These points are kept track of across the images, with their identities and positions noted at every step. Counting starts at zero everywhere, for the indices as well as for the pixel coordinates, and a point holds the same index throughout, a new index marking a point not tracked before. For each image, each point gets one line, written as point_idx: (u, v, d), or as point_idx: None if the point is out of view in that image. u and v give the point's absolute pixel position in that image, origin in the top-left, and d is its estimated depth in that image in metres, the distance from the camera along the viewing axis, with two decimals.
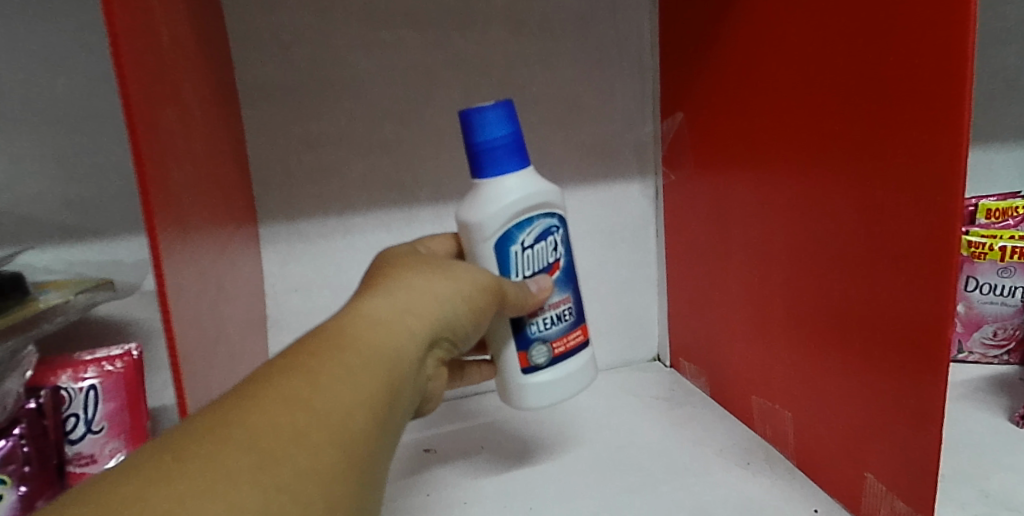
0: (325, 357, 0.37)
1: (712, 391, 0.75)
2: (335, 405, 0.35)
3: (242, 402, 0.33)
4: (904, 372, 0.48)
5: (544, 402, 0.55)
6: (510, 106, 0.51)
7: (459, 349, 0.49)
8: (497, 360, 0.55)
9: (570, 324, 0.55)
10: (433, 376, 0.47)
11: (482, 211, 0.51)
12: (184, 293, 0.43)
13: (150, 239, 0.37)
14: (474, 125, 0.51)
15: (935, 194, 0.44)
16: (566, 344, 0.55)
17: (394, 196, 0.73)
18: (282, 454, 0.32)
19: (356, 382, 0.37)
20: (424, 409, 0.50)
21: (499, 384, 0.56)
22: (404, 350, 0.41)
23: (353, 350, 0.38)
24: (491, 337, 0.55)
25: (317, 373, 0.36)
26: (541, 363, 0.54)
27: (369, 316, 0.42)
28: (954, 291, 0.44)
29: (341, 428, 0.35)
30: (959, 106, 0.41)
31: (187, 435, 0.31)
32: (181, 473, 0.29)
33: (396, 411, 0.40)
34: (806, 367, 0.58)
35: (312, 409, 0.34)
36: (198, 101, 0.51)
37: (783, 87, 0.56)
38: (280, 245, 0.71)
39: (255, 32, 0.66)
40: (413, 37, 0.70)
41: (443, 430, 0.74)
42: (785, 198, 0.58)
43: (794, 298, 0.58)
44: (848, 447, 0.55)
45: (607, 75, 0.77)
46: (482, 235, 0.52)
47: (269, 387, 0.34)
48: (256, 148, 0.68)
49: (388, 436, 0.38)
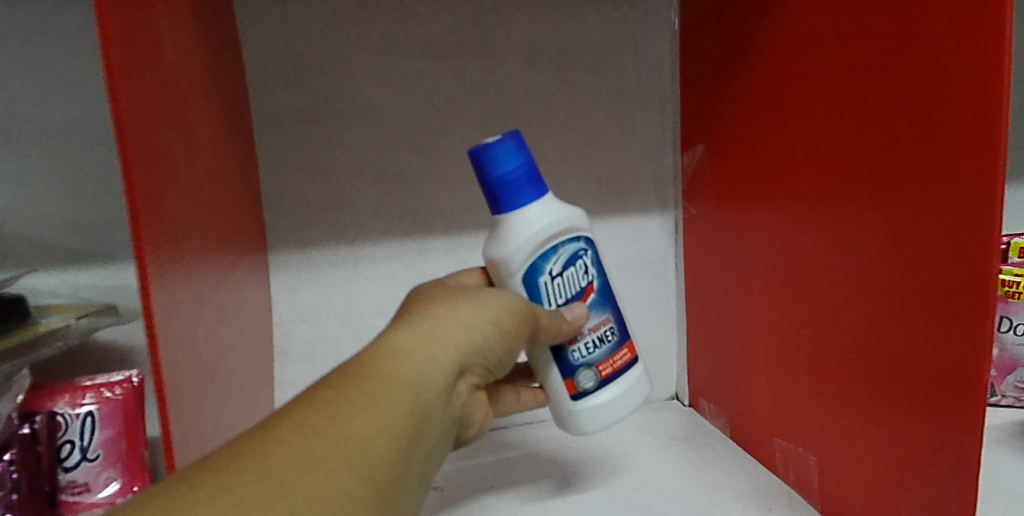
0: (345, 389, 0.36)
1: (732, 432, 0.72)
2: (354, 436, 0.34)
3: (256, 435, 0.33)
4: (936, 419, 0.45)
5: (602, 425, 0.53)
6: (518, 136, 0.50)
7: (492, 375, 0.47)
8: (545, 388, 0.54)
9: (614, 344, 0.53)
10: (467, 401, 0.45)
11: (506, 246, 0.50)
12: (180, 322, 0.41)
13: (139, 260, 0.36)
14: (485, 163, 0.49)
15: (969, 236, 0.41)
16: (613, 365, 0.53)
17: (407, 225, 0.72)
18: (294, 480, 0.31)
19: (375, 410, 0.36)
20: (464, 435, 0.49)
21: (553, 411, 0.55)
22: (430, 378, 0.40)
23: (372, 381, 0.37)
24: (534, 363, 0.54)
25: (337, 402, 0.35)
26: (590, 388, 0.52)
27: (391, 346, 0.40)
28: (989, 339, 0.41)
29: (360, 454, 0.34)
30: (996, 145, 0.39)
31: (207, 464, 0.31)
32: (196, 497, 0.29)
33: (421, 439, 0.38)
34: (831, 410, 0.55)
35: (325, 438, 0.33)
36: (207, 126, 0.51)
37: (810, 112, 0.54)
38: (290, 272, 0.70)
39: (272, 60, 0.66)
40: (430, 67, 0.70)
41: (454, 467, 0.71)
42: (808, 234, 0.55)
43: (820, 335, 0.56)
44: (873, 495, 0.52)
45: (627, 106, 0.76)
46: (509, 270, 0.50)
47: (288, 418, 0.34)
48: (270, 175, 0.68)
49: (410, 463, 0.37)
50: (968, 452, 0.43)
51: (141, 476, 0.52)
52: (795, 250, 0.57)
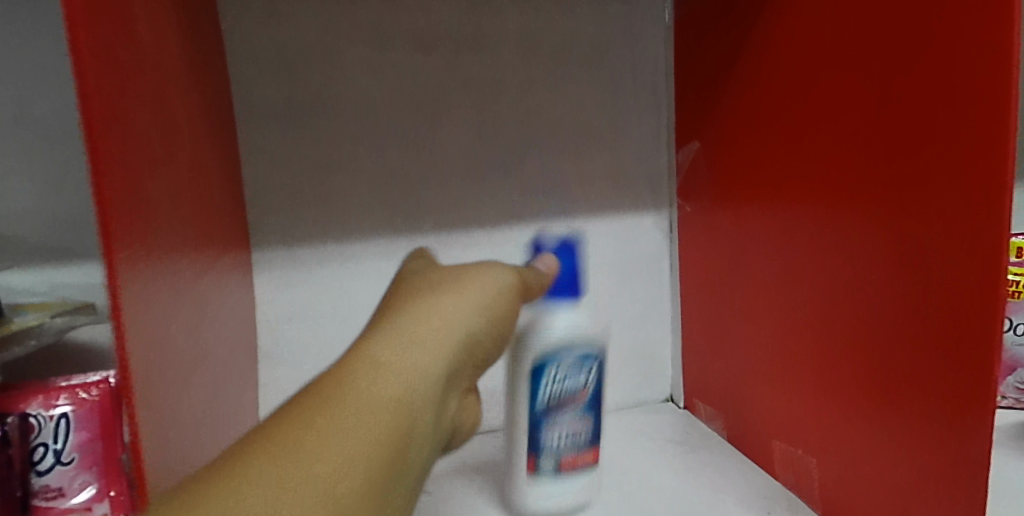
0: (345, 381, 0.39)
1: (730, 435, 0.70)
2: (343, 450, 0.36)
3: (259, 447, 0.35)
4: (944, 420, 0.44)
5: None
6: None
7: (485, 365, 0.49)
8: None
9: None
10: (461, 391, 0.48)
11: None
12: (155, 318, 0.39)
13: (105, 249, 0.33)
14: None
15: (978, 230, 0.40)
16: None
17: (397, 223, 0.70)
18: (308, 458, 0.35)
19: (377, 397, 0.38)
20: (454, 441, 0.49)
21: None
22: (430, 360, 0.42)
23: (370, 370, 0.40)
24: None
25: (341, 391, 0.38)
26: None
27: (389, 330, 0.42)
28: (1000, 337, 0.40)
29: (362, 439, 0.37)
30: (1007, 133, 0.38)
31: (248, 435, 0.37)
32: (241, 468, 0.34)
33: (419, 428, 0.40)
34: (834, 413, 0.54)
35: (330, 424, 0.36)
36: (187, 117, 0.49)
37: (811, 107, 0.53)
38: (275, 271, 0.68)
39: (258, 52, 0.64)
40: (421, 60, 0.68)
41: (444, 470, 0.69)
42: (811, 234, 0.54)
43: (823, 337, 0.54)
44: (878, 499, 0.50)
45: (621, 102, 0.75)
46: None
47: (298, 405, 0.38)
48: (256, 170, 0.66)
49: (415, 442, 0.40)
50: (980, 454, 0.42)
51: (119, 481, 0.49)
52: (796, 252, 0.56)
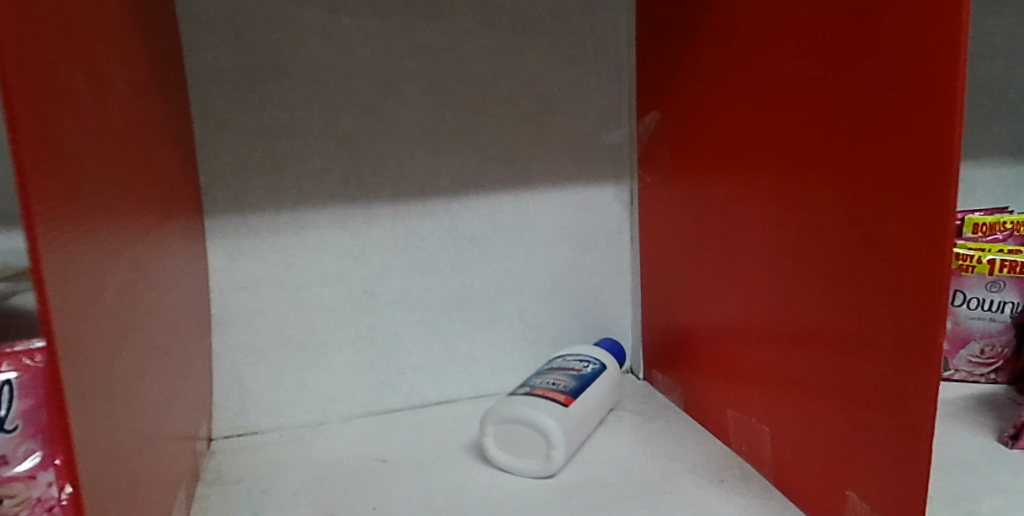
0: None
1: (686, 405, 0.71)
2: None
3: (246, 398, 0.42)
4: (893, 386, 0.44)
5: None
6: None
7: None
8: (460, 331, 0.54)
9: None
10: None
11: None
12: (94, 280, 0.38)
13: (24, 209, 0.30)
14: None
15: (925, 200, 0.40)
16: None
17: (354, 192, 0.69)
18: None
19: None
20: None
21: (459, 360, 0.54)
22: None
23: None
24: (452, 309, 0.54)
25: None
26: None
27: None
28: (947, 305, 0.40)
29: None
30: (951, 102, 0.38)
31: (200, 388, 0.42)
32: None
33: None
34: (785, 381, 0.54)
35: None
36: (127, 77, 0.47)
37: (767, 75, 0.53)
38: (229, 239, 0.67)
39: (207, 13, 0.63)
40: (376, 25, 0.67)
41: (400, 441, 0.69)
42: (765, 203, 0.54)
43: (776, 305, 0.55)
44: (828, 464, 0.51)
45: (582, 72, 0.74)
46: None
47: None
48: (208, 136, 0.65)
49: None
50: (921, 421, 0.42)
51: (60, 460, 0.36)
52: (752, 221, 0.56)
